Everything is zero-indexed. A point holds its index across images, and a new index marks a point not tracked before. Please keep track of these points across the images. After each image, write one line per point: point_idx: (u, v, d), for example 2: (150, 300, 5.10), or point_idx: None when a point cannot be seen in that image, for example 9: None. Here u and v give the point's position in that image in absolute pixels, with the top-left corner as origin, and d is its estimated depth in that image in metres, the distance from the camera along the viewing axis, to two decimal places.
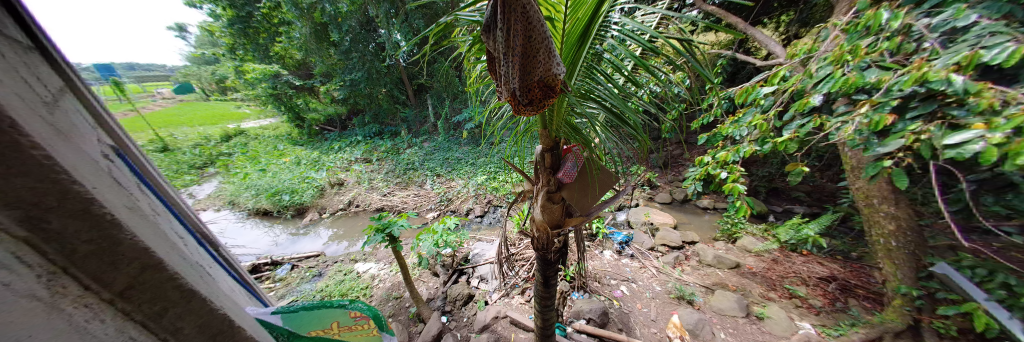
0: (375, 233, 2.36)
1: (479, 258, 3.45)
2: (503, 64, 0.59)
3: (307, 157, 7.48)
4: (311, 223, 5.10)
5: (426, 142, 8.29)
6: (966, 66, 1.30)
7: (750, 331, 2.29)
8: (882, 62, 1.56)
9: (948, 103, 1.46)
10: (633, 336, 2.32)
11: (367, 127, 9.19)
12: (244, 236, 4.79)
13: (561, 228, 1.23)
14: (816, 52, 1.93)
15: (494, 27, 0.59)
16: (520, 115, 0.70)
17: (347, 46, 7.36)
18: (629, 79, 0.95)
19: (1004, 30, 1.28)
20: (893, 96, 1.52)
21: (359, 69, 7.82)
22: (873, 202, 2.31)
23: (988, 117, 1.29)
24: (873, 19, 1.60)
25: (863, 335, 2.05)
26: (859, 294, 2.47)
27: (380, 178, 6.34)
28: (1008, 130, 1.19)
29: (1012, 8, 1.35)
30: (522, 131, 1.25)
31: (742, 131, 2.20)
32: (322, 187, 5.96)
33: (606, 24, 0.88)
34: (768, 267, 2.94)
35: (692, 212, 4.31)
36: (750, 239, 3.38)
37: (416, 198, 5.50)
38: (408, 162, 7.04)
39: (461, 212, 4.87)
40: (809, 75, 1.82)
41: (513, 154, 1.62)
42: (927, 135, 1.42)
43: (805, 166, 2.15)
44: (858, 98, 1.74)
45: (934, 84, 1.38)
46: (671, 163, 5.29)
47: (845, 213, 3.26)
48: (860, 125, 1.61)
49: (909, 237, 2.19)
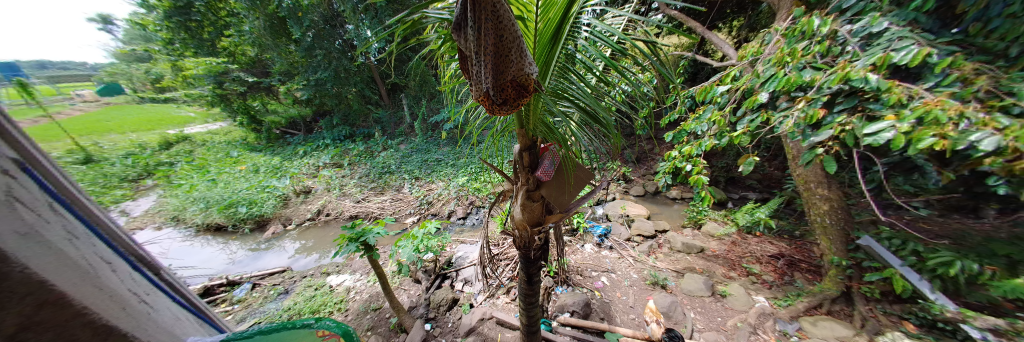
0: (349, 244, 2.23)
1: (462, 261, 3.38)
2: (476, 64, 0.58)
3: (266, 163, 6.81)
4: (273, 237, 4.64)
5: (403, 144, 7.99)
6: (880, 66, 1.52)
7: (716, 308, 2.50)
8: (814, 64, 1.77)
9: (867, 98, 1.70)
10: (614, 323, 2.42)
11: (337, 130, 8.62)
12: (193, 256, 4.20)
13: (541, 226, 1.23)
14: (762, 54, 2.15)
15: (464, 25, 0.57)
16: (496, 115, 0.69)
17: (310, 43, 6.81)
18: (601, 80, 0.97)
19: (908, 35, 1.52)
20: (824, 93, 1.73)
21: (324, 67, 7.26)
22: (811, 186, 2.63)
23: (897, 109, 1.51)
24: (807, 24, 1.81)
25: (806, 304, 2.33)
26: (803, 267, 2.81)
27: (352, 184, 5.99)
28: (911, 120, 1.41)
29: (916, 16, 1.59)
30: (500, 131, 1.25)
31: (703, 126, 2.38)
32: (285, 196, 5.49)
33: (577, 25, 0.90)
34: (728, 250, 3.24)
35: (663, 203, 4.60)
36: (713, 225, 3.69)
37: (394, 203, 5.27)
38: (383, 165, 6.72)
39: (443, 215, 4.75)
40: (757, 75, 2.03)
41: (491, 154, 1.61)
42: (851, 126, 1.64)
43: (757, 156, 2.37)
44: (796, 96, 1.96)
45: (856, 82, 1.59)
46: (643, 157, 5.61)
47: (790, 197, 3.69)
48: (799, 119, 1.83)
49: (839, 216, 2.52)
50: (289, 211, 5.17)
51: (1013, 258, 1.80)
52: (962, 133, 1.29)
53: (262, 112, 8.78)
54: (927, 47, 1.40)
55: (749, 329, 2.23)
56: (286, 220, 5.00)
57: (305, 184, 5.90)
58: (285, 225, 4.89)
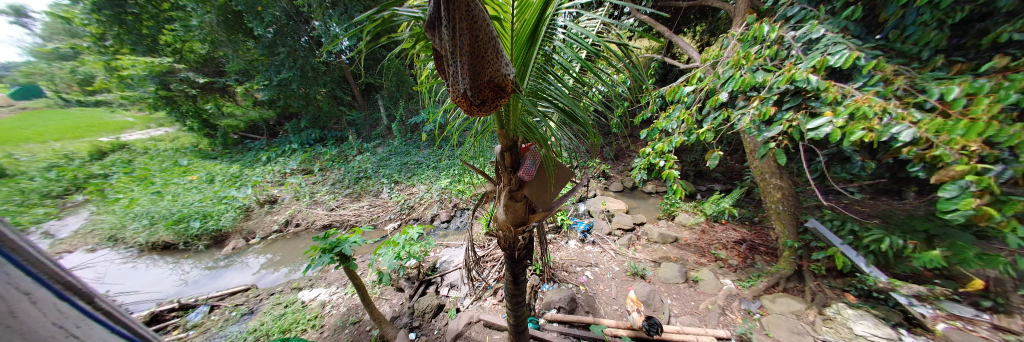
0: (322, 255, 2.09)
1: (447, 265, 3.31)
2: (452, 64, 0.56)
3: (223, 172, 6.17)
4: (234, 252, 4.21)
5: (380, 147, 7.66)
6: (819, 68, 1.71)
7: (690, 293, 2.68)
8: (765, 66, 1.96)
9: (809, 97, 1.91)
10: (599, 316, 2.49)
11: (305, 133, 8.04)
12: (137, 279, 3.65)
13: (525, 225, 1.23)
14: (722, 57, 2.33)
15: (438, 24, 0.55)
16: (475, 116, 0.69)
17: (272, 40, 6.31)
18: (578, 80, 1.00)
19: (840, 41, 1.73)
20: (774, 92, 1.92)
21: (288, 67, 6.74)
22: (766, 177, 2.90)
23: (834, 106, 1.71)
24: (759, 31, 2.00)
25: (766, 283, 2.57)
26: (763, 250, 3.09)
27: (325, 191, 5.64)
28: (844, 116, 1.61)
29: (847, 24, 1.84)
30: (480, 131, 1.23)
31: (673, 124, 2.54)
32: (247, 207, 5.02)
33: (553, 27, 0.91)
34: (698, 238, 3.49)
35: (640, 197, 4.83)
36: (684, 216, 3.95)
37: (372, 209, 5.03)
38: (359, 170, 6.39)
39: (425, 219, 4.62)
40: (718, 77, 2.20)
41: (473, 156, 1.59)
42: (797, 122, 1.83)
43: (720, 151, 2.57)
44: (751, 95, 2.16)
45: (800, 82, 1.78)
46: (621, 154, 5.85)
47: (749, 187, 4.05)
48: (754, 116, 2.02)
49: (790, 202, 2.80)
50: (251, 223, 4.74)
51: (929, 233, 2.10)
52: (884, 126, 1.50)
53: (217, 115, 7.95)
54: (856, 52, 1.60)
55: (719, 311, 2.42)
56: (250, 233, 4.58)
57: (271, 193, 5.45)
58: (248, 239, 4.48)
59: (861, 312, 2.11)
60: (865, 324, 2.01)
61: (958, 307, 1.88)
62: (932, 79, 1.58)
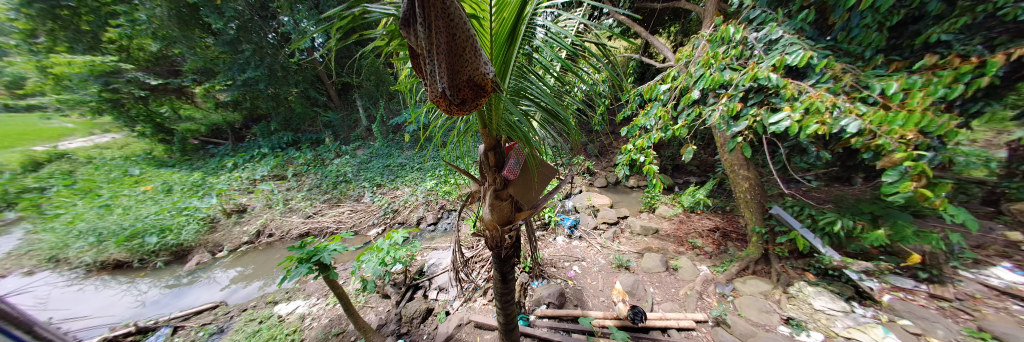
0: (299, 265, 1.98)
1: (435, 268, 3.26)
2: (429, 63, 0.54)
3: (182, 181, 5.63)
4: (198, 268, 3.86)
5: (360, 150, 7.38)
6: (778, 66, 1.85)
7: (670, 281, 2.82)
8: (731, 65, 2.09)
9: (771, 94, 2.06)
10: (587, 308, 2.56)
11: (276, 136, 7.53)
12: (86, 303, 3.20)
13: (511, 224, 1.23)
14: (693, 57, 2.47)
15: (413, 21, 0.52)
16: (456, 116, 0.68)
17: (235, 36, 5.81)
18: (559, 79, 1.02)
19: (795, 42, 1.88)
20: (740, 90, 2.06)
21: (253, 65, 6.20)
22: (735, 169, 3.11)
23: (791, 102, 1.86)
24: (726, 32, 2.12)
25: (738, 267, 2.77)
26: (734, 237, 3.31)
27: (300, 197, 5.32)
28: (800, 111, 1.76)
29: (801, 26, 1.99)
30: (462, 131, 1.21)
31: (651, 121, 2.65)
32: (212, 218, 4.63)
33: (532, 26, 0.92)
34: (677, 228, 3.68)
35: (623, 192, 5.01)
36: (664, 208, 4.14)
37: (353, 215, 4.83)
38: (338, 174, 6.11)
39: (411, 222, 4.50)
40: (690, 75, 2.32)
41: (456, 156, 1.56)
42: (761, 117, 1.98)
43: (695, 145, 2.71)
44: (720, 92, 2.30)
45: (762, 80, 1.91)
46: (605, 151, 6.02)
47: (721, 179, 4.31)
48: (723, 112, 2.15)
49: (757, 191, 3.02)
50: (218, 235, 4.37)
51: (874, 214, 2.35)
52: (835, 119, 1.65)
53: (173, 119, 7.25)
54: (809, 51, 1.74)
55: (697, 295, 2.57)
56: (216, 246, 4.22)
57: (239, 202, 5.07)
58: (214, 253, 4.13)
59: (819, 289, 2.33)
60: (823, 299, 2.24)
61: (901, 280, 2.25)
62: (874, 76, 1.76)
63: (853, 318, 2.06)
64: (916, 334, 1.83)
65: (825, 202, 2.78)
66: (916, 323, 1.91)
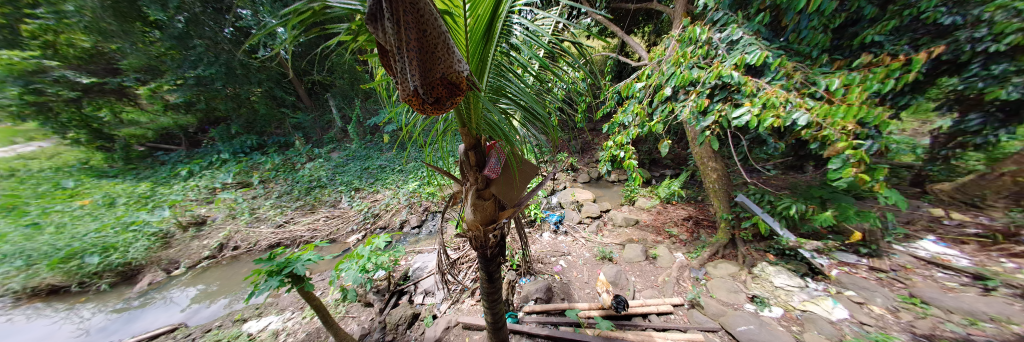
0: (269, 278, 1.83)
1: (420, 272, 3.18)
2: (399, 61, 0.52)
3: (127, 192, 5.01)
4: (151, 288, 3.46)
5: (334, 152, 7.00)
6: (739, 65, 2.00)
7: (650, 269, 2.97)
8: (699, 64, 2.22)
9: (734, 91, 2.22)
10: (574, 300, 2.63)
11: (238, 140, 6.91)
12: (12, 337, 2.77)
13: (495, 222, 1.22)
14: (665, 56, 2.59)
15: (380, 17, 0.49)
16: (431, 115, 0.66)
17: (186, 31, 5.37)
18: (537, 77, 1.03)
19: (754, 42, 2.03)
20: (707, 87, 2.19)
21: (209, 62, 5.77)
22: (704, 161, 3.33)
23: (751, 98, 2.02)
24: (693, 32, 2.25)
25: (709, 253, 2.98)
26: (705, 224, 3.55)
27: (268, 206, 4.93)
28: (758, 106, 1.92)
29: (758, 28, 2.16)
30: (441, 130, 1.18)
31: (629, 118, 2.75)
32: (166, 233, 4.16)
33: (509, 24, 0.91)
34: (655, 219, 3.87)
35: (605, 186, 5.17)
36: (643, 200, 4.33)
37: (329, 221, 4.57)
38: (311, 179, 5.76)
39: (393, 227, 4.35)
40: (663, 73, 2.44)
41: (437, 157, 1.52)
42: (726, 112, 2.12)
43: (669, 139, 2.86)
44: (689, 89, 2.43)
45: (726, 77, 2.05)
46: (587, 147, 6.17)
47: (693, 171, 4.60)
48: (692, 107, 2.29)
49: (724, 181, 3.25)
50: (173, 251, 3.94)
51: (823, 198, 2.63)
52: (789, 113, 1.81)
53: (114, 124, 6.40)
54: (764, 51, 1.90)
55: (674, 281, 2.73)
56: (172, 263, 3.81)
57: (197, 213, 4.61)
58: (170, 270, 3.72)
59: (779, 268, 2.57)
60: (782, 277, 2.48)
61: (845, 255, 2.53)
62: (820, 73, 1.95)
63: (808, 292, 2.31)
64: (859, 303, 2.12)
65: (782, 190, 3.06)
66: (860, 293, 2.19)
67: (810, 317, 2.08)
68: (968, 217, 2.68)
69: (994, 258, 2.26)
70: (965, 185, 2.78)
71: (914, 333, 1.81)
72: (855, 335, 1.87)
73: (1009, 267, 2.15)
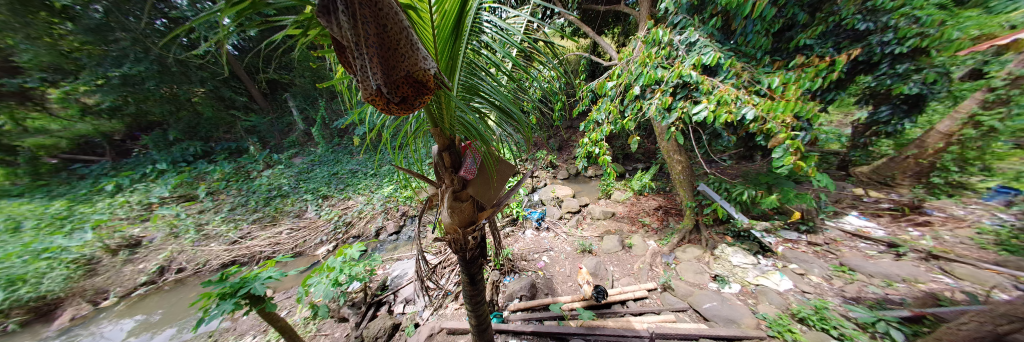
0: (222, 302, 1.63)
1: (400, 280, 3.04)
2: (358, 57, 0.49)
3: (28, 214, 4.14)
4: (73, 324, 2.96)
5: (297, 158, 6.44)
6: (697, 65, 2.16)
7: (626, 258, 3.13)
8: (662, 64, 2.37)
9: (692, 89, 2.40)
10: (557, 295, 2.69)
11: (177, 148, 6.05)
12: None
13: (474, 224, 1.20)
14: (632, 56, 2.73)
15: (333, 9, 0.45)
16: (397, 115, 0.62)
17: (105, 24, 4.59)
18: (510, 76, 1.02)
19: (708, 45, 2.22)
20: (670, 85, 2.34)
21: (137, 58, 4.99)
22: (669, 154, 3.54)
23: (708, 95, 2.19)
24: (656, 34, 2.39)
25: (677, 239, 3.21)
26: (672, 212, 3.82)
27: (219, 220, 4.39)
28: (713, 103, 2.10)
29: (711, 31, 2.35)
30: (412, 131, 1.12)
31: (602, 115, 2.86)
32: (90, 259, 3.51)
33: (479, 22, 0.90)
34: (629, 210, 4.08)
35: (583, 182, 5.33)
36: (618, 193, 4.53)
37: (294, 234, 4.19)
38: (269, 188, 5.24)
39: (368, 235, 4.10)
40: (631, 73, 2.56)
41: (411, 160, 1.45)
42: (687, 109, 2.29)
43: (638, 135, 3.02)
44: (655, 87, 2.58)
45: (686, 77, 2.21)
46: (565, 145, 6.31)
47: (661, 164, 4.92)
48: (658, 105, 2.44)
49: (687, 170, 3.46)
50: (100, 279, 3.36)
51: (768, 184, 2.96)
52: (739, 109, 2.01)
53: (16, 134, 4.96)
54: (717, 52, 2.08)
55: (648, 267, 2.90)
56: (100, 294, 3.25)
57: (129, 234, 3.96)
58: (98, 301, 3.19)
59: (736, 248, 2.85)
60: (739, 256, 2.75)
61: (789, 233, 2.88)
62: (763, 73, 2.18)
63: (759, 268, 2.60)
64: (801, 274, 2.42)
65: (737, 178, 3.38)
66: (800, 265, 2.51)
67: (762, 290, 2.34)
68: (881, 194, 3.17)
69: (903, 227, 2.71)
70: (879, 167, 3.28)
71: (845, 297, 2.13)
72: (798, 302, 2.16)
73: (913, 235, 2.60)
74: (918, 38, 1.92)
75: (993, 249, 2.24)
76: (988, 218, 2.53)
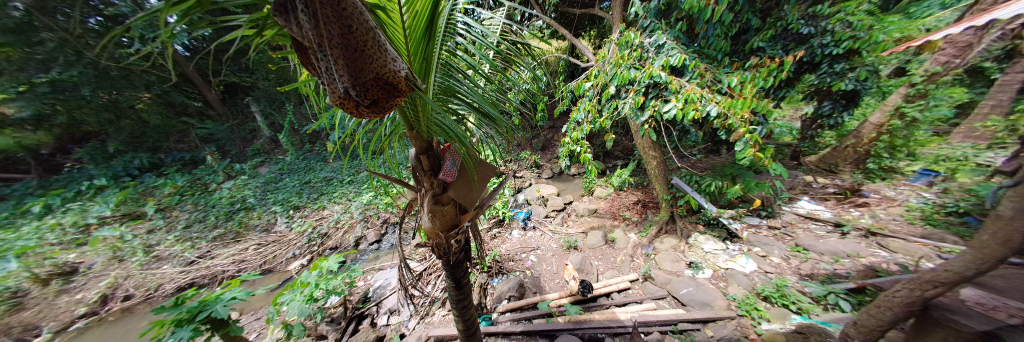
0: (177, 330, 1.46)
1: (382, 290, 2.90)
2: (321, 59, 0.47)
3: None
4: None
5: (263, 168, 5.97)
6: (665, 66, 2.29)
7: (609, 252, 3.23)
8: (634, 65, 2.48)
9: (661, 88, 2.54)
10: (545, 293, 2.72)
11: (118, 160, 5.36)
12: None
13: (456, 228, 1.18)
14: (607, 58, 2.83)
15: (291, 8, 0.43)
16: (367, 118, 0.61)
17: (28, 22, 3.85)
18: (486, 77, 1.02)
19: (673, 47, 2.36)
20: (642, 85, 2.46)
21: (69, 62, 4.29)
22: (645, 150, 3.66)
23: (677, 94, 2.34)
24: (627, 37, 2.51)
25: (654, 230, 3.37)
26: (650, 205, 4.01)
27: (172, 240, 3.95)
28: (680, 101, 2.24)
29: (676, 35, 2.50)
30: (387, 134, 1.09)
31: (581, 115, 2.93)
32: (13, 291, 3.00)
33: (452, 24, 0.89)
34: (611, 205, 4.22)
35: (567, 180, 5.43)
36: (600, 190, 4.66)
37: (262, 249, 3.87)
38: (231, 201, 4.80)
39: (346, 246, 3.89)
40: (607, 74, 2.66)
41: (388, 165, 1.39)
42: (659, 107, 2.42)
43: (615, 133, 3.14)
44: (628, 87, 2.70)
45: (657, 77, 2.34)
46: (549, 144, 6.40)
47: (639, 160, 5.15)
48: (632, 104, 2.55)
49: (660, 165, 3.59)
50: (27, 315, 2.90)
51: (733, 175, 3.21)
52: (703, 106, 2.16)
53: None
54: (682, 54, 2.22)
55: (629, 259, 3.03)
56: (29, 330, 2.82)
57: (62, 260, 3.41)
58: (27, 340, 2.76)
59: (708, 235, 3.05)
60: (710, 243, 2.95)
61: (751, 218, 3.14)
62: (723, 73, 2.36)
63: (728, 252, 2.80)
64: (763, 256, 2.66)
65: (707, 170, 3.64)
66: (762, 248, 2.75)
67: (731, 273, 2.53)
68: (827, 179, 3.55)
69: (845, 208, 3.07)
70: (824, 156, 3.73)
71: (801, 274, 2.38)
72: (761, 282, 2.37)
73: (854, 215, 2.94)
74: (850, 41, 2.20)
75: (919, 223, 2.59)
76: (913, 197, 2.92)
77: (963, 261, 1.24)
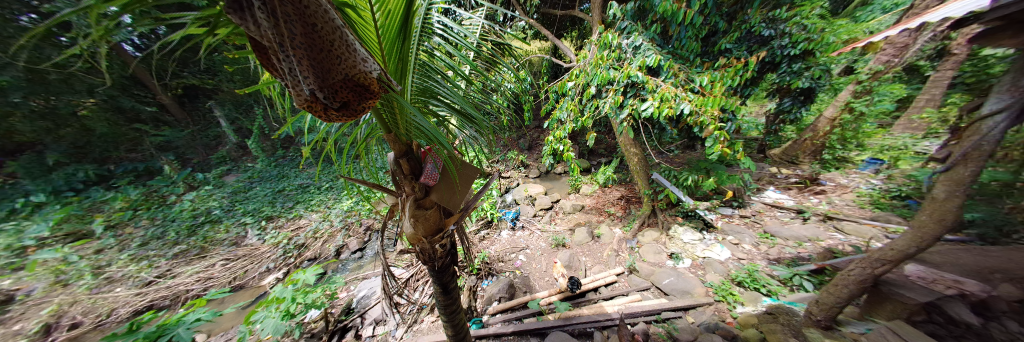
0: None
1: (367, 300, 2.78)
2: (282, 59, 0.45)
3: None
4: None
5: (230, 177, 5.55)
6: (642, 66, 2.38)
7: (596, 247, 3.31)
8: (613, 65, 2.55)
9: (639, 87, 2.63)
10: (535, 291, 2.74)
11: (55, 173, 4.74)
12: None
13: (441, 232, 1.16)
14: (587, 58, 2.89)
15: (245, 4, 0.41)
16: (337, 120, 0.58)
17: None
18: (466, 78, 1.00)
19: (648, 48, 2.46)
20: (621, 84, 2.54)
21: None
22: (627, 147, 3.75)
23: (653, 93, 2.43)
24: (607, 38, 2.57)
25: (637, 224, 3.49)
26: (633, 200, 4.15)
27: (126, 259, 3.56)
28: (656, 100, 2.34)
29: (652, 36, 2.60)
30: (363, 138, 1.04)
31: (564, 114, 2.96)
32: None
33: (429, 23, 0.87)
34: (596, 202, 4.32)
35: (553, 178, 5.49)
36: (585, 187, 4.75)
37: (232, 264, 3.60)
38: (194, 214, 4.42)
39: (327, 255, 3.70)
40: (588, 74, 2.71)
41: (366, 170, 1.33)
42: (638, 106, 2.51)
43: (597, 131, 3.21)
44: (608, 87, 2.77)
45: (635, 76, 2.42)
46: (535, 144, 6.44)
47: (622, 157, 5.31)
48: (612, 102, 2.63)
49: (641, 161, 3.69)
50: None
51: (707, 168, 3.39)
52: (677, 104, 2.27)
53: None
54: (657, 55, 2.32)
55: (615, 253, 3.12)
56: None
57: None
58: None
59: (686, 227, 3.20)
60: (688, 234, 3.10)
61: (725, 209, 3.34)
62: (695, 72, 2.49)
63: (704, 242, 2.96)
64: (735, 244, 2.84)
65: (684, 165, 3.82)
66: (734, 236, 2.94)
67: (708, 262, 2.68)
68: (789, 170, 3.84)
69: (805, 196, 3.34)
70: (786, 149, 4.04)
71: (769, 259, 2.56)
72: (735, 268, 2.53)
73: (813, 202, 3.22)
74: (806, 42, 2.41)
75: (869, 207, 2.87)
76: (863, 183, 3.24)
77: (907, 240, 1.41)
